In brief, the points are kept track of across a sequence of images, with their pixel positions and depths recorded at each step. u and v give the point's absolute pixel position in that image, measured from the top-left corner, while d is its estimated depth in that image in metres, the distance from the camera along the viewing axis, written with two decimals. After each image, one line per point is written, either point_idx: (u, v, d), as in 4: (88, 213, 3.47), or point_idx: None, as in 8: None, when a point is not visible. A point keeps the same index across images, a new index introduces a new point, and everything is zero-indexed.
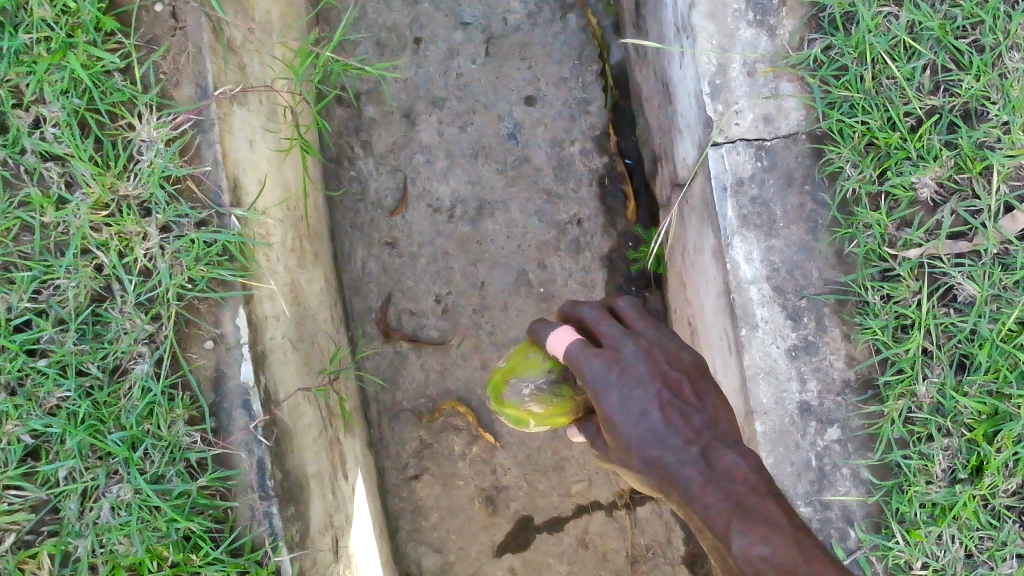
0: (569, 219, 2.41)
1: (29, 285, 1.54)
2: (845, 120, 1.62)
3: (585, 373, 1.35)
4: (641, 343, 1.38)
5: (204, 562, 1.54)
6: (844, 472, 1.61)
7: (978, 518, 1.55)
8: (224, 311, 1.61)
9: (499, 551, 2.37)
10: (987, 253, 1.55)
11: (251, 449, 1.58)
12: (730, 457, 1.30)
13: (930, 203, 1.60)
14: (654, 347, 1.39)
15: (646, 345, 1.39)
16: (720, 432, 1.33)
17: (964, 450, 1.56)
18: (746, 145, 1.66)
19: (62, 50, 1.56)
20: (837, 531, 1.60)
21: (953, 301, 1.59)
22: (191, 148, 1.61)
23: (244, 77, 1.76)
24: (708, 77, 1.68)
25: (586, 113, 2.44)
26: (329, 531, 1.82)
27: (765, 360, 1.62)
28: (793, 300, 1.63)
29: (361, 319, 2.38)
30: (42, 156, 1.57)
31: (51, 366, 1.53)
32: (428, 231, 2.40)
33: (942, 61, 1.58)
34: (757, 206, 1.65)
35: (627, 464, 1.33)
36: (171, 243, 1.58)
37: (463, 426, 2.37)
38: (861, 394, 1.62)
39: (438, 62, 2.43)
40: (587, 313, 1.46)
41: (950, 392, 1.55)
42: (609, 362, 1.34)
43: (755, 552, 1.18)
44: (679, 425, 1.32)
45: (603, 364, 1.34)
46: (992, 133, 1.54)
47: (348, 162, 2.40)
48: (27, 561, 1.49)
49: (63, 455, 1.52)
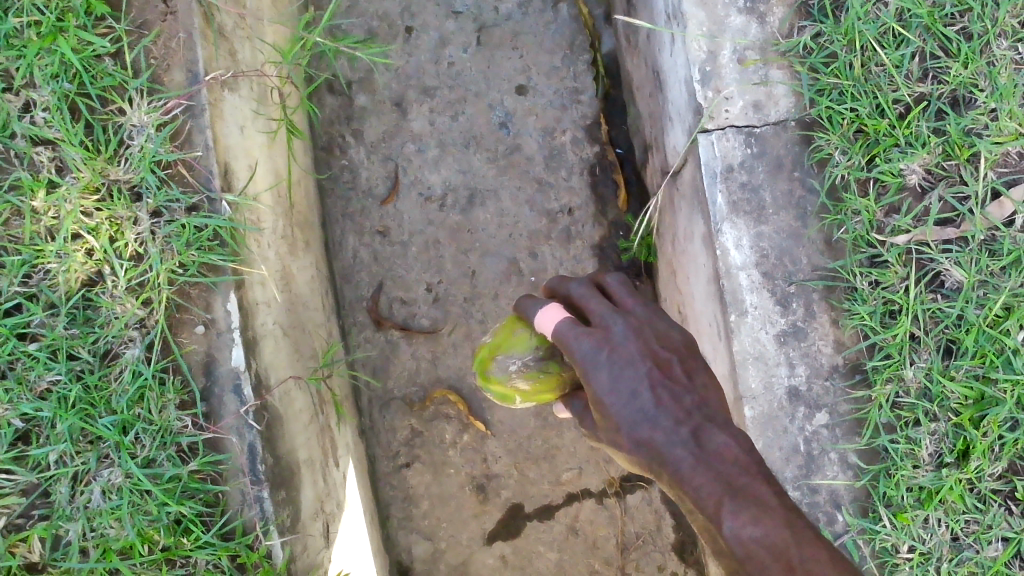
0: (560, 208, 2.42)
1: (20, 270, 1.54)
2: (833, 107, 1.63)
3: (575, 352, 1.36)
4: (631, 321, 1.39)
5: (195, 546, 1.55)
6: (832, 457, 1.63)
7: (964, 502, 1.56)
8: (214, 296, 1.61)
9: (490, 538, 2.38)
10: (974, 239, 1.55)
11: (241, 434, 1.59)
12: (720, 438, 1.30)
13: (918, 189, 1.61)
14: (644, 325, 1.40)
15: (635, 323, 1.40)
16: (710, 412, 1.34)
17: (950, 434, 1.57)
18: (736, 132, 1.67)
19: (51, 34, 1.55)
20: (825, 515, 1.62)
21: (940, 287, 1.60)
22: (182, 133, 1.61)
23: (235, 63, 1.76)
24: (698, 64, 1.68)
25: (577, 103, 2.44)
26: (321, 516, 1.82)
27: (753, 345, 1.63)
28: (781, 286, 1.64)
29: (352, 307, 2.39)
30: (33, 140, 1.56)
31: (41, 350, 1.53)
32: (419, 220, 2.41)
33: (931, 48, 1.59)
34: (746, 193, 1.65)
35: (618, 444, 1.35)
36: (162, 228, 1.59)
37: (454, 414, 2.38)
38: (849, 378, 1.63)
39: (430, 51, 2.43)
40: (575, 289, 1.47)
41: (936, 376, 1.56)
42: (598, 341, 1.35)
43: (746, 534, 1.18)
44: (670, 405, 1.32)
45: (592, 343, 1.35)
46: (980, 120, 1.55)
47: (339, 151, 2.40)
48: (17, 544, 1.49)
49: (53, 440, 1.52)
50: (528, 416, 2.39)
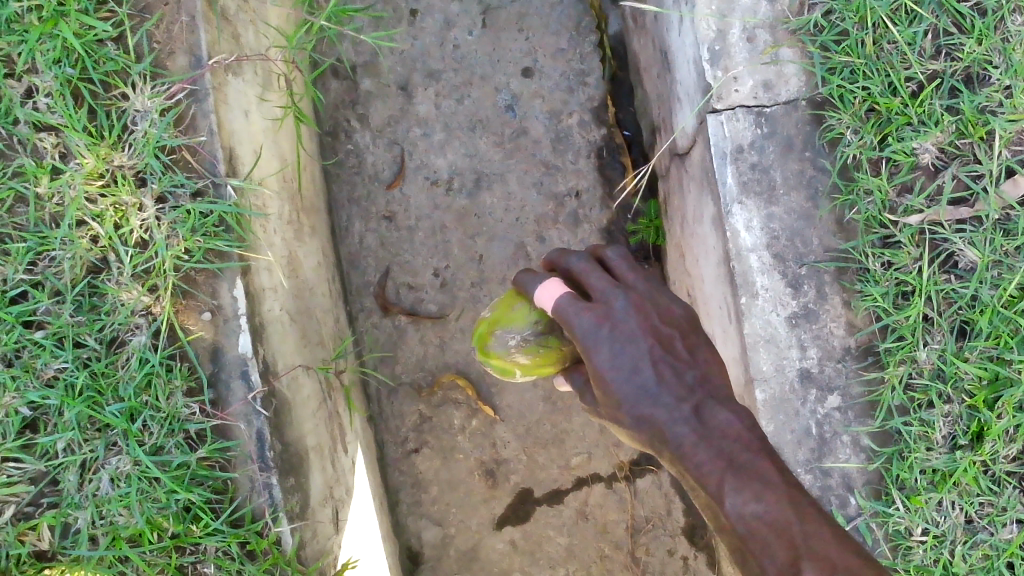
0: (568, 191, 2.40)
1: (24, 257, 1.53)
2: (845, 86, 1.60)
3: (575, 326, 1.33)
4: (632, 296, 1.36)
5: (205, 533, 1.55)
6: (844, 439, 1.61)
7: (978, 484, 1.54)
8: (221, 282, 1.60)
9: (500, 523, 2.38)
10: (989, 219, 1.53)
11: (249, 420, 1.58)
12: (722, 415, 1.29)
13: (931, 168, 1.59)
14: (645, 301, 1.37)
15: (637, 299, 1.36)
16: (712, 389, 1.33)
17: (964, 416, 1.55)
18: (746, 112, 1.65)
19: (53, 18, 1.54)
20: (837, 498, 1.60)
21: (954, 267, 1.58)
22: (186, 118, 1.60)
23: (238, 47, 1.74)
24: (707, 43, 1.66)
25: (584, 85, 2.41)
26: (330, 502, 1.82)
27: (764, 328, 1.62)
28: (792, 268, 1.62)
29: (359, 293, 2.38)
30: (35, 126, 1.55)
31: (48, 337, 1.52)
32: (426, 205, 2.39)
33: (944, 25, 1.56)
34: (756, 173, 1.63)
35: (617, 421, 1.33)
36: (167, 214, 1.57)
37: (462, 399, 2.38)
38: (861, 360, 1.61)
39: (435, 34, 2.41)
40: (576, 264, 1.44)
41: (950, 358, 1.55)
42: (600, 316, 1.32)
43: (749, 510, 1.20)
44: (672, 382, 1.31)
45: (593, 319, 1.32)
46: (994, 97, 1.53)
47: (345, 135, 2.39)
48: (27, 532, 1.50)
49: (62, 427, 1.52)
50: (537, 401, 2.38)
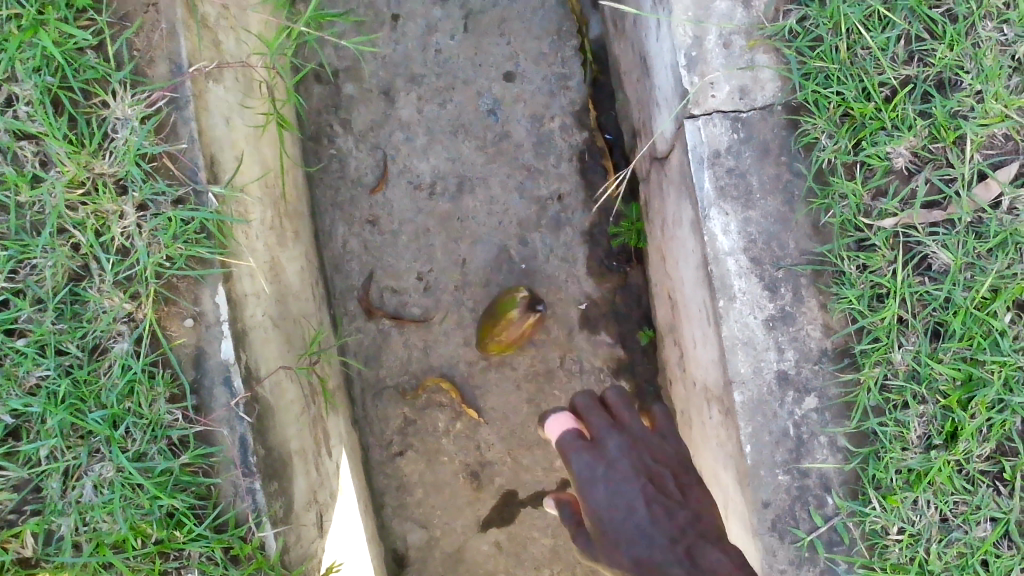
0: (550, 194, 2.42)
1: (6, 265, 1.52)
2: (820, 91, 1.62)
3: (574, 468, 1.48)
4: (625, 437, 1.49)
5: (188, 538, 1.56)
6: (821, 440, 1.62)
7: (953, 483, 1.56)
8: (203, 289, 1.61)
9: (484, 524, 2.41)
10: (961, 222, 1.56)
11: (232, 426, 1.59)
12: (714, 555, 1.31)
13: (904, 171, 1.61)
14: (638, 441, 1.50)
15: (631, 440, 1.49)
16: (704, 530, 1.37)
17: (939, 416, 1.57)
18: (722, 117, 1.66)
19: (33, 26, 1.53)
20: (815, 498, 1.62)
21: (928, 269, 1.60)
22: (167, 125, 1.60)
23: (219, 54, 1.75)
24: (683, 50, 1.68)
25: (565, 89, 2.43)
26: (314, 506, 1.83)
27: (742, 331, 1.64)
28: (769, 271, 1.64)
29: (343, 296, 2.40)
30: (15, 134, 1.55)
31: (29, 345, 1.52)
32: (409, 209, 2.41)
33: (917, 31, 1.58)
34: (733, 178, 1.65)
35: (615, 565, 1.35)
36: (149, 221, 1.58)
37: (447, 402, 2.39)
38: (837, 362, 1.63)
39: (417, 38, 2.42)
40: (580, 402, 1.59)
41: (925, 359, 1.57)
42: (595, 456, 1.46)
43: None
44: (665, 521, 1.36)
45: (589, 458, 1.46)
46: (966, 102, 1.56)
47: (328, 140, 2.40)
48: (10, 540, 1.49)
49: (44, 435, 1.51)
50: (520, 403, 2.40)
